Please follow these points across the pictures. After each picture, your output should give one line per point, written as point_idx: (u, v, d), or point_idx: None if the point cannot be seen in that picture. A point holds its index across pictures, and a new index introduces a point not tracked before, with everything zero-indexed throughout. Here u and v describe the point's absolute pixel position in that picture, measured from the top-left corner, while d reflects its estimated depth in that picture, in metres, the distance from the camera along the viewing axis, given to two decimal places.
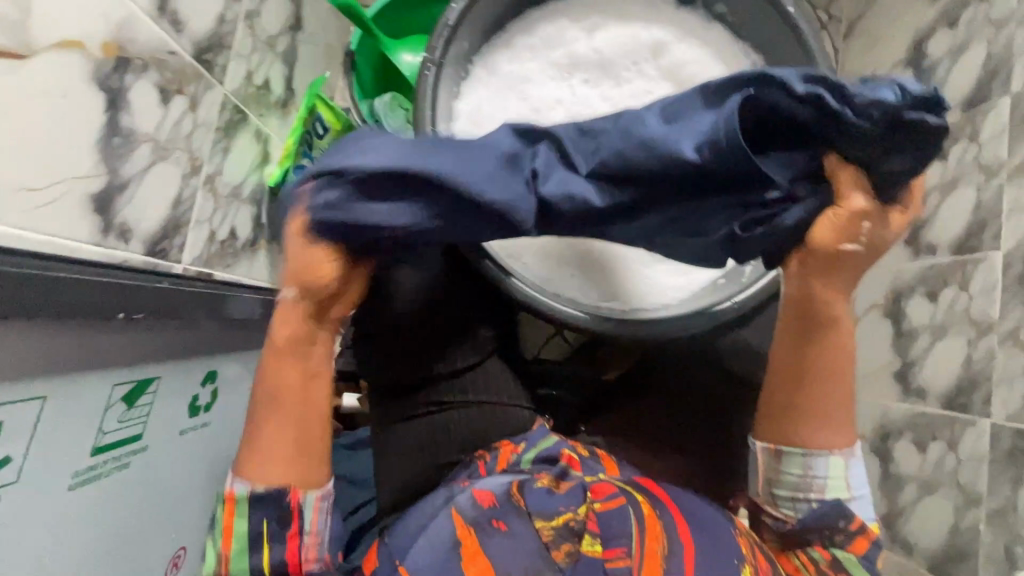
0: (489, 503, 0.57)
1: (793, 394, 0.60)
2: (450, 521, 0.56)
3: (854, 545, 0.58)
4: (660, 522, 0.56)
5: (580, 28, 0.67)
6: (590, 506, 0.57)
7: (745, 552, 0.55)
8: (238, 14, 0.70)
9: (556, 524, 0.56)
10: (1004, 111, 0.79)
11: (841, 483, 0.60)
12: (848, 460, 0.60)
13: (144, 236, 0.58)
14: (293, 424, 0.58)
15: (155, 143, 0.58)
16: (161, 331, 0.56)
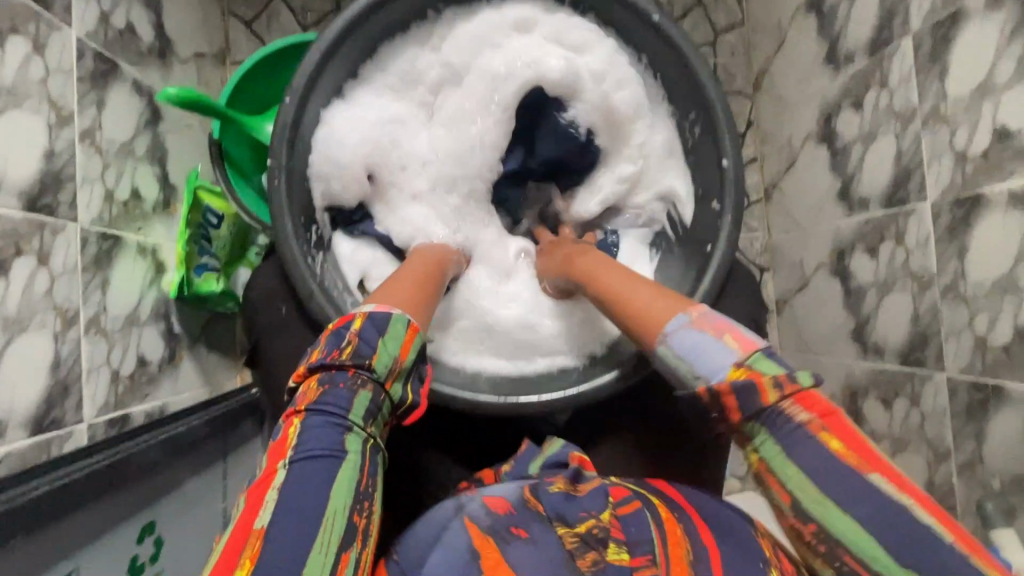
0: (504, 510, 0.59)
1: (614, 315, 0.57)
2: (466, 531, 0.56)
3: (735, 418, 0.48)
4: (678, 525, 0.56)
5: (431, 51, 0.65)
6: (611, 512, 0.59)
7: (768, 553, 0.54)
8: (73, 138, 0.63)
9: (578, 530, 0.57)
10: (906, 53, 0.75)
11: (682, 363, 0.50)
12: (672, 341, 0.51)
13: (20, 421, 0.53)
14: (419, 294, 0.56)
15: (2, 322, 0.52)
16: (65, 522, 0.53)
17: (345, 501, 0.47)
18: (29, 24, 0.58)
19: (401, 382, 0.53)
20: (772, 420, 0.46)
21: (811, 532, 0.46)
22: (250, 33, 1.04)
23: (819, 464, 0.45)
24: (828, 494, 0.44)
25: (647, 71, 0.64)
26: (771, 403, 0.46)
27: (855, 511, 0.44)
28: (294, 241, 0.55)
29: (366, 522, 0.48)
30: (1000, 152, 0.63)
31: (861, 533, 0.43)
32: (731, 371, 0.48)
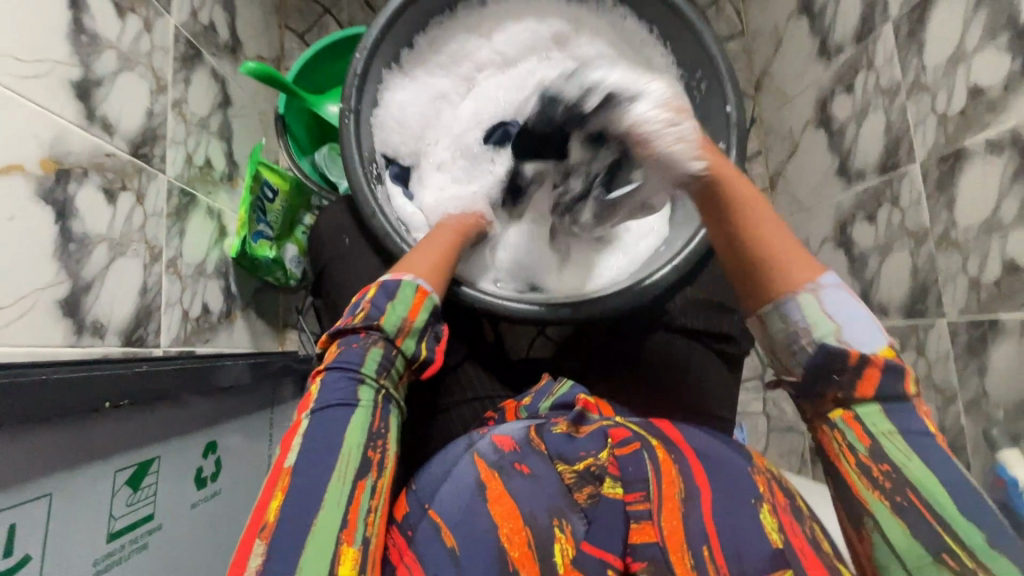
0: (509, 447, 0.59)
1: (745, 257, 0.51)
2: (473, 467, 0.57)
3: (864, 392, 0.45)
4: (674, 467, 0.56)
5: (479, 36, 0.76)
6: (611, 451, 0.58)
7: (761, 490, 0.54)
8: (166, 105, 0.74)
9: (578, 467, 0.57)
10: (888, 36, 0.84)
11: (827, 322, 0.47)
12: (820, 295, 0.47)
13: (116, 329, 0.61)
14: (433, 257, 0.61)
15: (110, 242, 0.61)
16: (158, 411, 0.59)
17: (361, 439, 0.51)
18: (142, 7, 0.70)
19: (415, 338, 0.57)
20: (892, 404, 0.45)
21: (879, 470, 0.44)
22: (303, 44, 1.18)
23: (921, 436, 0.44)
24: (914, 447, 0.44)
25: (659, 41, 0.71)
26: (911, 393, 0.45)
27: (938, 470, 0.43)
28: (358, 170, 0.61)
29: (381, 458, 0.51)
30: (976, 108, 0.70)
31: (933, 479, 0.43)
32: (883, 349, 0.46)
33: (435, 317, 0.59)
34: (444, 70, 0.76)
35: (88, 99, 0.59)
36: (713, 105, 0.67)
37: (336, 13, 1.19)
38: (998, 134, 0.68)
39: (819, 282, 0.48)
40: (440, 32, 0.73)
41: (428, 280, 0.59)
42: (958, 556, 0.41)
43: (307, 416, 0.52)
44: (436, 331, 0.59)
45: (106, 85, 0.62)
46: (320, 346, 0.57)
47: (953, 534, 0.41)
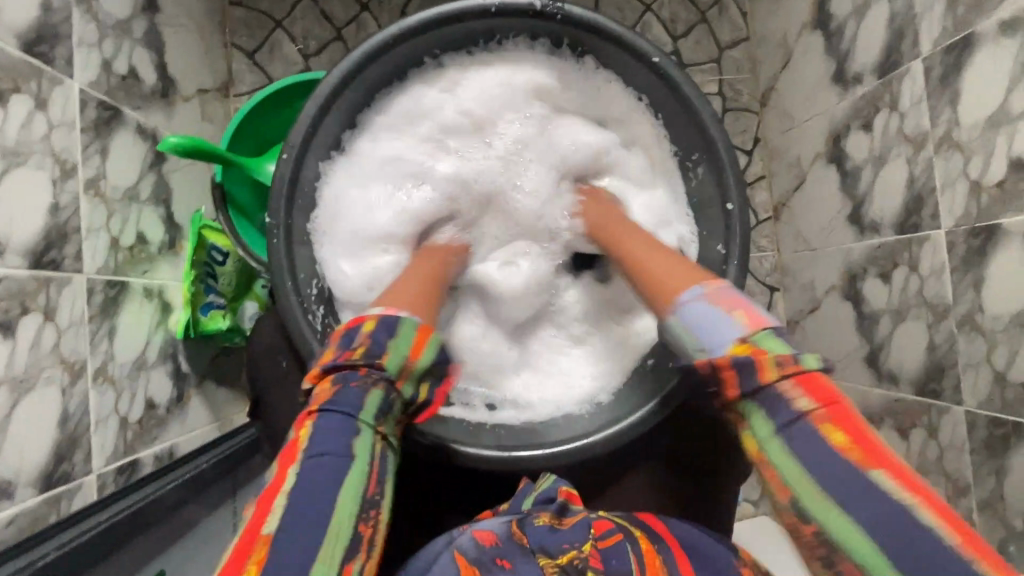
0: (491, 542, 0.55)
1: (641, 282, 0.58)
2: (452, 565, 0.53)
3: (732, 396, 0.48)
4: (658, 559, 0.54)
5: (440, 89, 0.64)
6: (593, 543, 0.54)
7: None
8: (78, 189, 0.64)
9: (561, 561, 0.53)
10: (917, 75, 0.73)
11: (690, 337, 0.52)
12: (681, 310, 0.53)
13: (30, 480, 0.54)
14: (425, 283, 0.59)
15: (10, 383, 0.53)
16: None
17: (354, 506, 0.46)
18: (31, 81, 0.58)
19: (414, 381, 0.53)
20: (767, 398, 0.47)
21: (809, 531, 0.44)
22: (253, 63, 1.05)
23: (816, 454, 0.44)
24: (833, 494, 0.43)
25: (649, 110, 0.63)
26: (771, 378, 0.46)
27: (859, 514, 0.41)
28: (292, 298, 0.53)
29: (372, 531, 0.47)
30: (1016, 183, 0.61)
31: (859, 534, 0.41)
32: (732, 347, 0.48)
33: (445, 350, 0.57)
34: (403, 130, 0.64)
35: None
36: (711, 197, 0.59)
37: (288, 26, 1.05)
38: None
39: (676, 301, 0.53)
40: (388, 99, 0.63)
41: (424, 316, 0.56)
42: None
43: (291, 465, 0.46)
44: (436, 370, 0.56)
45: None
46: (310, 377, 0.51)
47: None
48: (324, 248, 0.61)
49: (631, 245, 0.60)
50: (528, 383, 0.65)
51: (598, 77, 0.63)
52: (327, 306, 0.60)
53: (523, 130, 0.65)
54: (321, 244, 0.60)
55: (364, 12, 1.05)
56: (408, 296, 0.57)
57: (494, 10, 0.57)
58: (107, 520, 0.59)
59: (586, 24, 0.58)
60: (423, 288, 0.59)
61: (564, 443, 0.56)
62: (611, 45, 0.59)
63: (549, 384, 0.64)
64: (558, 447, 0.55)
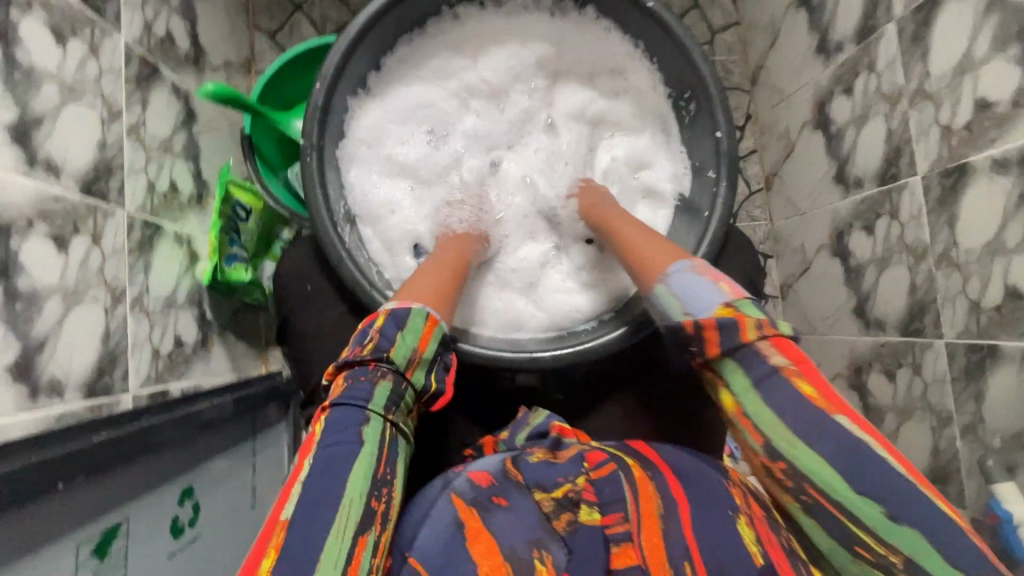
0: (486, 483, 0.59)
1: (630, 256, 0.62)
2: (450, 505, 0.56)
3: (713, 353, 0.53)
4: (651, 485, 0.56)
5: (464, 57, 0.72)
6: (586, 476, 0.58)
7: (738, 502, 0.54)
8: (121, 132, 0.69)
9: (556, 495, 0.57)
10: (891, 37, 0.79)
11: (674, 303, 0.56)
12: (669, 280, 0.57)
13: (78, 385, 0.59)
14: (445, 277, 0.61)
15: (63, 292, 0.58)
16: (111, 477, 0.57)
17: (364, 488, 0.49)
18: (85, 29, 0.64)
19: (424, 369, 0.56)
20: (740, 355, 0.52)
21: (778, 466, 0.50)
22: (274, 44, 1.12)
23: (786, 398, 0.50)
24: (800, 434, 0.49)
25: (645, 56, 0.69)
26: (751, 339, 0.51)
27: (828, 452, 0.48)
28: (324, 214, 0.59)
29: (384, 507, 0.50)
30: (982, 122, 0.66)
31: (819, 463, 0.48)
32: (716, 311, 0.53)
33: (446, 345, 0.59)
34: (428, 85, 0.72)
35: (27, 141, 0.55)
36: (703, 128, 0.65)
37: (307, 9, 1.12)
38: (1005, 153, 0.64)
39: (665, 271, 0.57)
40: (412, 51, 0.70)
41: (438, 309, 0.58)
42: (871, 548, 0.47)
43: (305, 458, 0.50)
44: (444, 360, 0.59)
45: (47, 122, 0.57)
46: (326, 375, 0.56)
47: (856, 521, 0.47)
48: (350, 180, 0.67)
49: (619, 225, 0.64)
50: (541, 308, 0.70)
51: (600, 36, 0.70)
52: (352, 228, 0.66)
53: (531, 93, 0.73)
54: (348, 177, 0.67)
55: None
56: (424, 290, 0.59)
57: None
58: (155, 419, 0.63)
59: None
60: (440, 279, 0.61)
61: (570, 348, 0.63)
62: None
63: (560, 306, 0.69)
64: (569, 350, 0.63)
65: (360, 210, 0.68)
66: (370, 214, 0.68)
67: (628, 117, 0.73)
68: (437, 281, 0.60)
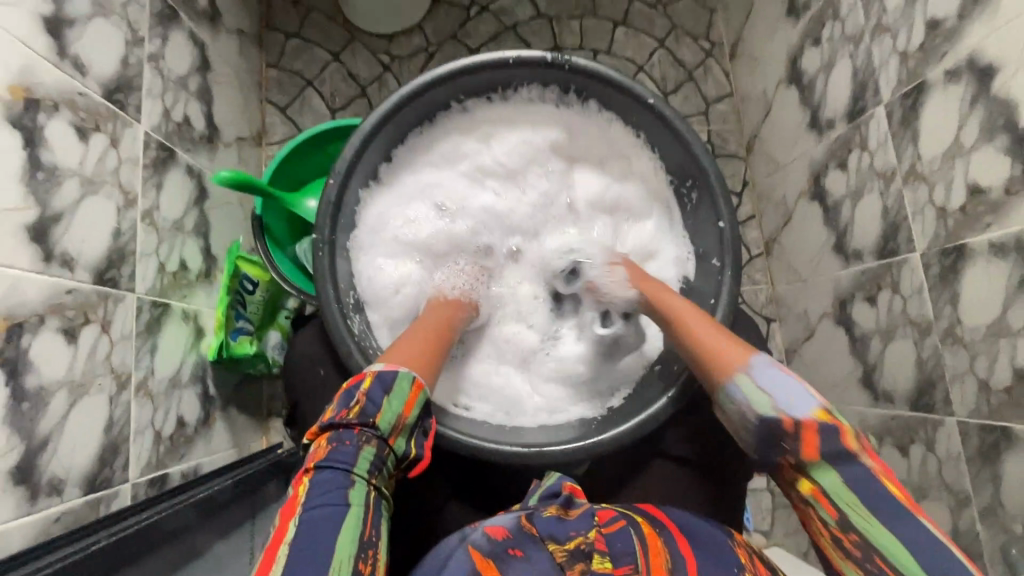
0: (502, 535, 0.56)
1: (694, 346, 0.61)
2: (467, 557, 0.54)
3: (809, 454, 0.52)
4: (660, 540, 0.56)
5: (476, 139, 0.75)
6: (598, 530, 0.56)
7: (744, 561, 0.54)
8: (136, 218, 0.71)
9: (569, 546, 0.55)
10: (881, 119, 0.82)
11: (763, 400, 0.55)
12: (751, 374, 0.57)
13: (78, 480, 0.58)
14: (426, 342, 0.62)
15: (69, 385, 0.57)
16: None
17: (353, 550, 0.48)
18: (108, 123, 0.67)
19: (405, 436, 0.55)
20: (839, 460, 0.51)
21: (849, 541, 0.51)
22: (285, 117, 1.16)
23: (876, 495, 0.50)
24: (879, 517, 0.49)
25: (647, 146, 0.71)
26: (854, 448, 0.52)
27: (907, 540, 0.47)
28: (332, 304, 0.60)
29: (373, 568, 0.48)
30: (976, 206, 0.68)
31: (897, 546, 0.48)
32: (816, 412, 0.53)
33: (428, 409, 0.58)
34: (439, 171, 0.75)
35: (45, 239, 0.56)
36: (705, 217, 0.67)
37: (318, 84, 1.17)
38: (1002, 237, 0.65)
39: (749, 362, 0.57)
40: (423, 140, 0.73)
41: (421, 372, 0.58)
42: None
43: (290, 522, 0.49)
44: (424, 425, 0.58)
45: (66, 218, 0.59)
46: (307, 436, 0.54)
47: None
48: (361, 269, 0.69)
49: (676, 312, 0.63)
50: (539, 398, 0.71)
51: (603, 124, 0.73)
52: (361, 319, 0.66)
53: (547, 174, 0.76)
54: (359, 266, 0.69)
55: (386, 72, 1.17)
56: (409, 355, 0.59)
57: (511, 61, 0.66)
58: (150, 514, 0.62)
59: (590, 72, 0.67)
60: (420, 345, 0.61)
61: (580, 441, 0.62)
62: (612, 91, 0.68)
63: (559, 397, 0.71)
64: (579, 444, 0.62)
65: (370, 298, 0.69)
66: (376, 298, 0.69)
67: (638, 201, 0.75)
68: (418, 344, 0.61)
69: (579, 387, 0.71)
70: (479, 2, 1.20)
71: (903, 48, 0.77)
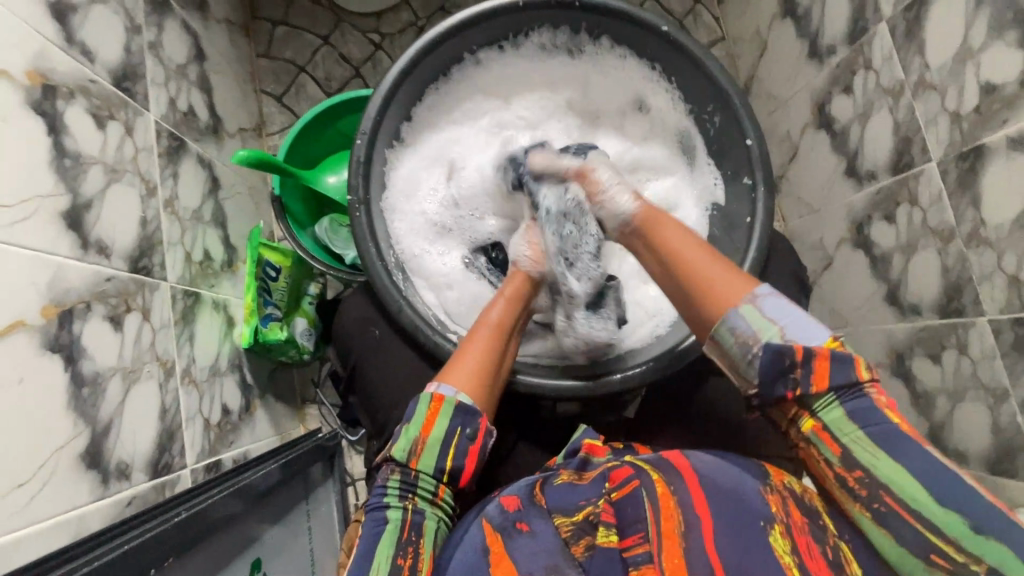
0: (513, 507, 0.57)
1: (697, 276, 0.58)
2: (479, 530, 0.55)
3: (818, 386, 0.51)
4: (674, 501, 0.51)
5: (494, 97, 0.76)
6: (607, 497, 0.54)
7: (773, 511, 0.50)
8: (158, 207, 0.70)
9: (577, 518, 0.54)
10: (884, 36, 0.83)
11: (768, 326, 0.53)
12: (757, 303, 0.54)
13: (143, 466, 0.58)
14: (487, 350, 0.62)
15: (122, 371, 0.57)
16: (185, 560, 0.55)
17: (390, 551, 0.52)
18: (121, 111, 0.65)
19: (432, 454, 0.56)
20: (845, 394, 0.51)
21: (853, 479, 0.50)
22: (282, 106, 1.15)
23: (877, 424, 0.49)
24: (879, 441, 0.49)
25: (663, 76, 0.71)
26: (863, 380, 0.51)
27: (912, 463, 0.48)
28: (378, 264, 0.61)
29: (413, 562, 0.52)
30: (991, 105, 0.69)
31: (903, 474, 0.48)
32: (826, 341, 0.52)
33: (466, 414, 0.57)
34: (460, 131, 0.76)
35: (79, 226, 0.55)
36: (731, 137, 0.67)
37: (310, 69, 1.15)
38: (1020, 130, 0.66)
39: (754, 291, 0.54)
40: (439, 98, 0.73)
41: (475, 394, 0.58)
42: (947, 553, 0.46)
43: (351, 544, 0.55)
44: (468, 429, 0.57)
45: (96, 206, 0.58)
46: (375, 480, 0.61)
47: (934, 528, 0.46)
48: (398, 233, 0.70)
49: (677, 244, 0.60)
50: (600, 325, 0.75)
51: (617, 60, 0.72)
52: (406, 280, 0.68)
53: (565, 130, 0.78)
54: (397, 231, 0.70)
55: (378, 50, 1.16)
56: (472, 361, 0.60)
57: (521, 4, 0.66)
58: (221, 492, 0.62)
59: (600, 8, 0.66)
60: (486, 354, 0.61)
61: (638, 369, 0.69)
62: (626, 24, 0.68)
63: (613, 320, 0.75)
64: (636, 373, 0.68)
65: (409, 260, 0.70)
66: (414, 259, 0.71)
67: (661, 155, 0.75)
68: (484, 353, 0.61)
69: (627, 315, 0.77)
70: None
71: None
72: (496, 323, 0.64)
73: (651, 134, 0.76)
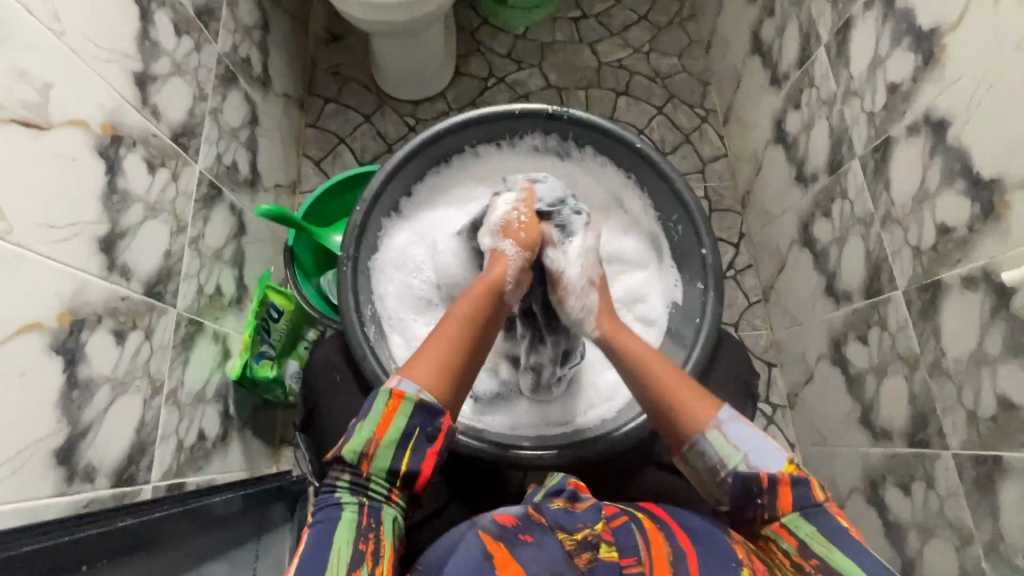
0: (511, 522, 0.58)
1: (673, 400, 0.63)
2: (478, 541, 0.55)
3: (783, 505, 0.53)
4: (660, 536, 0.56)
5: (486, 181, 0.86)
6: (605, 523, 0.56)
7: (740, 555, 0.52)
8: (184, 243, 0.80)
9: (577, 536, 0.55)
10: (856, 171, 0.91)
11: (734, 454, 0.57)
12: (722, 429, 0.59)
13: (109, 473, 0.62)
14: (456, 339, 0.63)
15: (112, 382, 0.64)
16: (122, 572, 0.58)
17: (350, 534, 0.50)
18: (172, 160, 0.77)
19: (389, 452, 0.54)
20: (809, 511, 0.53)
21: (812, 568, 0.50)
22: (319, 169, 1.29)
23: (833, 529, 0.51)
24: (832, 538, 0.50)
25: (636, 185, 0.81)
26: (821, 500, 0.53)
27: (859, 557, 0.49)
28: (353, 315, 0.69)
29: (374, 547, 0.51)
30: (945, 244, 0.74)
31: (851, 566, 0.48)
32: (784, 465, 0.55)
33: (426, 413, 0.55)
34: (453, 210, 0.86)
35: (110, 251, 0.64)
36: (689, 246, 0.77)
37: (350, 141, 1.30)
38: (971, 271, 0.70)
39: (719, 418, 0.59)
40: (439, 180, 0.84)
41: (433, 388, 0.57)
42: None
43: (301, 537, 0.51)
44: (427, 429, 0.55)
45: (129, 235, 0.68)
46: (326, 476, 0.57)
47: None
48: (382, 292, 0.80)
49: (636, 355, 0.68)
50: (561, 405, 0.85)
51: (598, 167, 0.84)
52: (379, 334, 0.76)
53: None
54: (382, 290, 0.80)
55: (411, 132, 1.31)
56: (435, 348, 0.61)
57: (517, 112, 0.78)
58: (174, 510, 0.65)
59: (584, 123, 0.78)
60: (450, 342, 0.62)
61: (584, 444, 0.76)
62: (606, 138, 0.79)
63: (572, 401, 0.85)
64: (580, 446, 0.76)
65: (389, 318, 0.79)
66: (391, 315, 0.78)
67: (638, 252, 0.84)
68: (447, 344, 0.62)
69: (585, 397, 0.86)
70: (496, 75, 1.36)
71: (869, 109, 0.86)
72: (470, 314, 0.65)
73: (631, 229, 0.85)
